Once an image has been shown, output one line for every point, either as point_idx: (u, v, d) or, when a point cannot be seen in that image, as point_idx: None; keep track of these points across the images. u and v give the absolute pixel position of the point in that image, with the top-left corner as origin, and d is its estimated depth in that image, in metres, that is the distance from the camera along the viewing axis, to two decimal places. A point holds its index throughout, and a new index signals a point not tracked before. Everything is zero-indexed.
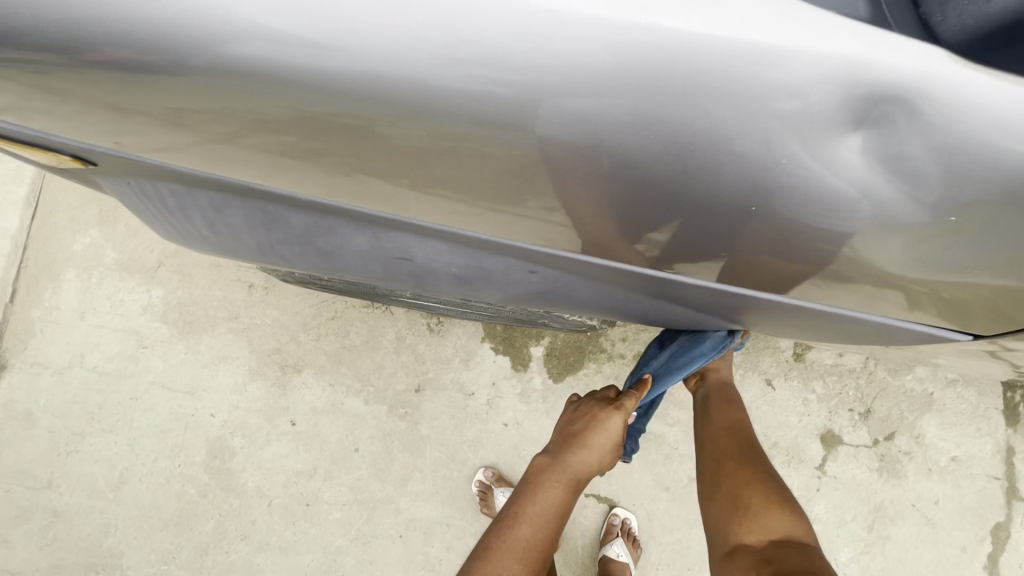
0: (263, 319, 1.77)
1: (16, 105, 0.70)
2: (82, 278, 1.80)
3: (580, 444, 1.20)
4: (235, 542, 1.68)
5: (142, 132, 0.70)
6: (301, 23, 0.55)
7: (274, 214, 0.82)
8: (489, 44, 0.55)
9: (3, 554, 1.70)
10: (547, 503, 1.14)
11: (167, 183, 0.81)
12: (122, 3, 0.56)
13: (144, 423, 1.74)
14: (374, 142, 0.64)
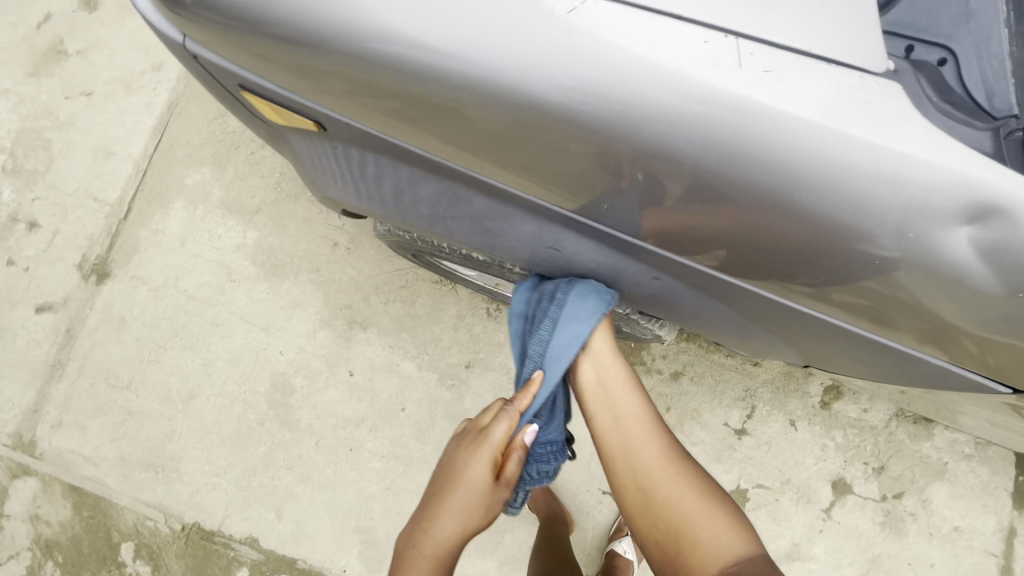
0: (340, 275, 1.94)
1: (298, 78, 0.86)
2: (187, 209, 1.99)
3: (455, 498, 1.10)
4: (281, 469, 1.85)
5: (394, 118, 0.86)
6: (579, 68, 0.71)
7: (463, 196, 0.98)
8: (716, 112, 0.71)
9: (78, 438, 1.90)
10: (428, 549, 1.08)
11: (383, 156, 0.97)
12: (443, 29, 0.72)
13: (220, 347, 1.92)
14: (593, 163, 0.79)
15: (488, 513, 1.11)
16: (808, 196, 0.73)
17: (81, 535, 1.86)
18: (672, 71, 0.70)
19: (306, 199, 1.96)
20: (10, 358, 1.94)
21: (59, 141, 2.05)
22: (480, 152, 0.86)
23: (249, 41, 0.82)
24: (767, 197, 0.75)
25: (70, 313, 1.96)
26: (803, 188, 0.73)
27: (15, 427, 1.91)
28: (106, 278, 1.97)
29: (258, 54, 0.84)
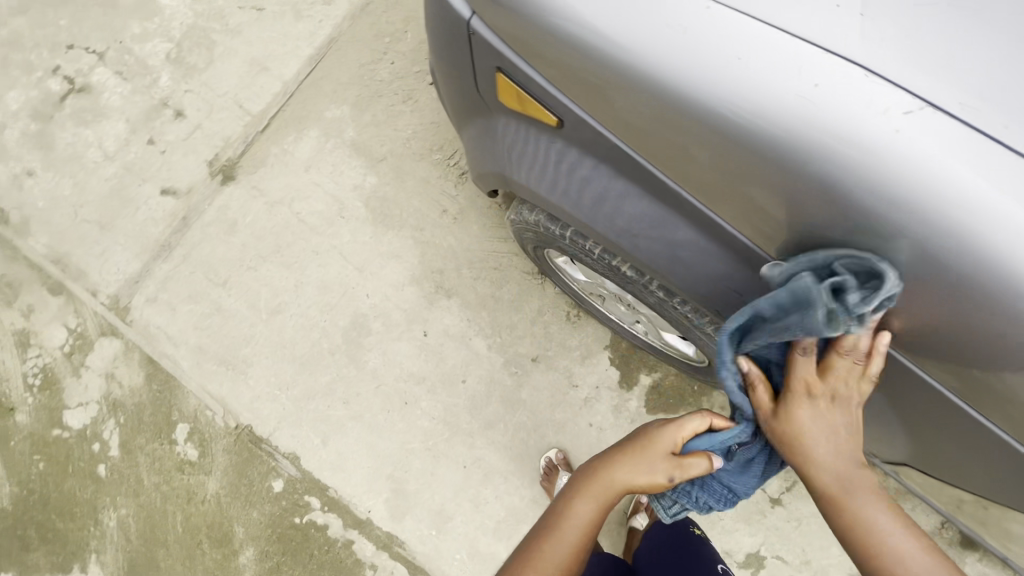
0: (441, 240, 2.02)
1: (569, 77, 0.97)
2: (319, 139, 2.10)
3: (622, 484, 1.00)
4: (338, 401, 1.96)
5: (644, 134, 0.95)
6: (861, 139, 0.76)
7: (669, 220, 1.05)
8: (993, 218, 0.71)
9: (166, 317, 2.03)
10: (575, 523, 1.00)
11: (607, 163, 1.06)
12: (736, 73, 0.81)
13: (314, 274, 2.02)
14: (828, 230, 0.84)
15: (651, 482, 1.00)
16: (897, 228, 0.76)
17: (145, 404, 1.99)
18: (767, 74, 0.79)
19: (429, 162, 2.05)
20: (127, 227, 2.09)
21: (223, 45, 2.19)
22: (616, 126, 0.98)
23: (542, 37, 0.95)
24: (862, 225, 0.79)
25: (190, 202, 2.09)
26: (940, 242, 0.74)
27: (115, 290, 2.05)
28: (230, 181, 2.09)
29: (543, 49, 0.97)
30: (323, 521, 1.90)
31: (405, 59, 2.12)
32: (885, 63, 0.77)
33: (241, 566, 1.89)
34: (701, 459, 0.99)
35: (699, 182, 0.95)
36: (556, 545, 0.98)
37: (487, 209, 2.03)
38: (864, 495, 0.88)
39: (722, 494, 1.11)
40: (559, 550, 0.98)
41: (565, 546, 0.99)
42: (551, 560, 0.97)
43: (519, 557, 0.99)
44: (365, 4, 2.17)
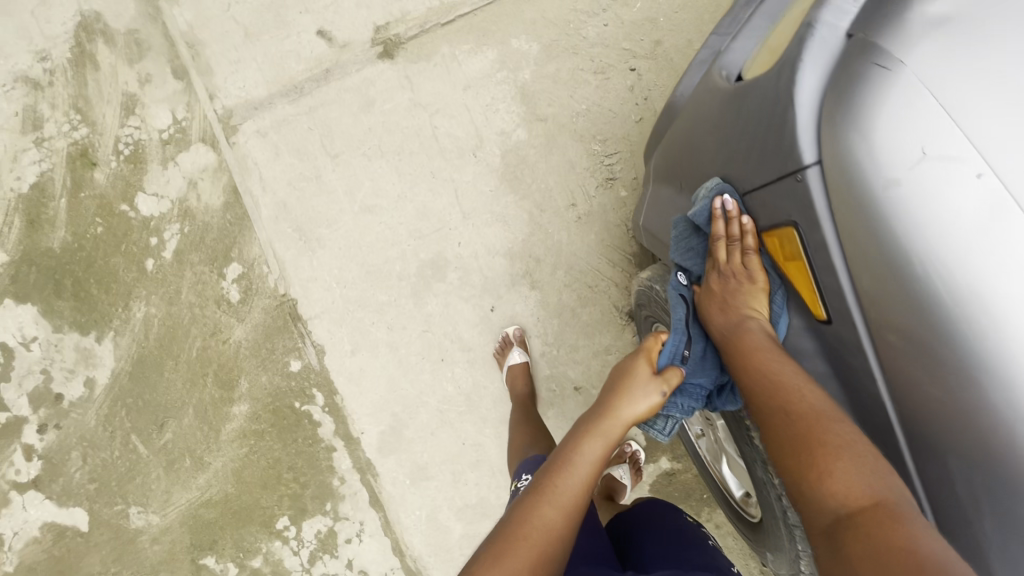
0: (554, 232, 1.90)
1: (888, 304, 0.87)
2: (493, 64, 1.91)
3: (613, 402, 1.32)
4: (383, 325, 1.94)
5: (928, 405, 0.87)
6: None
7: None
8: None
9: (267, 158, 1.95)
10: (583, 459, 1.25)
11: (851, 382, 0.99)
12: None
13: (421, 196, 1.92)
14: None
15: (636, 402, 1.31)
16: None
17: (213, 228, 1.97)
18: None
19: (586, 149, 1.88)
20: (271, 49, 1.96)
21: None
22: (898, 374, 0.90)
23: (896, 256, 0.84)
24: None
25: (340, 58, 1.94)
26: None
27: (232, 105, 1.96)
28: (387, 58, 1.93)
29: (883, 265, 0.86)
30: (319, 417, 1.96)
31: (620, 29, 1.88)
32: None
33: (232, 414, 1.97)
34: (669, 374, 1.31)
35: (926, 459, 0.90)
36: (570, 479, 1.21)
37: (613, 226, 1.89)
38: (765, 355, 1.08)
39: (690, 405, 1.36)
40: (574, 484, 1.21)
41: (577, 480, 1.21)
42: (568, 492, 1.19)
43: (541, 490, 1.19)
44: None
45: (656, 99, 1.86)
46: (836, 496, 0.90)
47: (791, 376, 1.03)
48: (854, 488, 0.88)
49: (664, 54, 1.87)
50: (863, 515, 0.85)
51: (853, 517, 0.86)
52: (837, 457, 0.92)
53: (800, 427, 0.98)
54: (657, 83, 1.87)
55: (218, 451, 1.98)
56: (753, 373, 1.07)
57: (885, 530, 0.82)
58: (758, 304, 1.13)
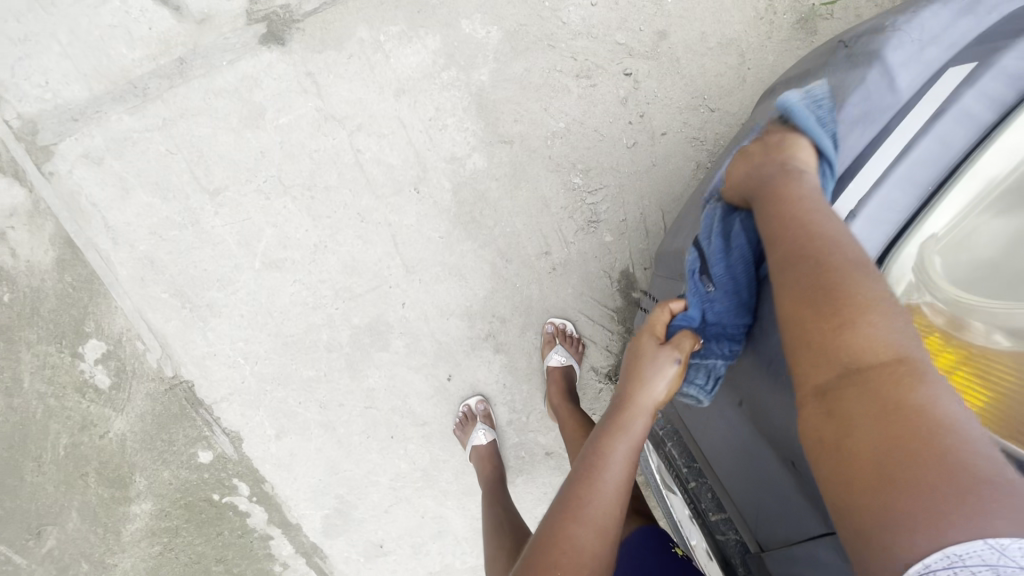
0: (522, 286, 1.53)
1: None
2: (436, 61, 1.35)
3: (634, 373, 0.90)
4: (312, 403, 1.56)
5: None
6: None
7: None
8: None
9: (110, 196, 1.35)
10: (611, 461, 0.83)
11: None
12: None
13: (347, 246, 1.44)
14: None
15: (660, 381, 0.88)
16: None
17: (48, 295, 1.40)
18: None
19: (563, 182, 1.45)
20: (83, 20, 1.26)
21: None
22: None
23: None
24: None
25: (201, 39, 1.29)
26: None
27: (37, 114, 1.29)
28: (275, 44, 1.31)
29: None
30: (246, 508, 1.64)
31: (609, 12, 1.37)
32: None
33: (131, 513, 1.60)
34: (680, 337, 0.87)
35: None
36: (592, 489, 0.80)
37: (594, 277, 1.54)
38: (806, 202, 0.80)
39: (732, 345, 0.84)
40: (605, 496, 0.79)
41: (603, 497, 0.79)
42: (599, 502, 0.79)
43: (559, 505, 0.79)
44: None
45: (655, 117, 1.42)
46: (871, 346, 0.63)
47: (826, 222, 0.76)
48: (880, 341, 0.63)
49: (666, 52, 1.39)
50: (874, 378, 0.61)
51: (866, 378, 0.61)
52: (871, 304, 0.65)
53: (820, 265, 0.71)
54: (656, 93, 1.41)
55: (121, 553, 1.62)
56: (778, 215, 0.80)
57: (911, 397, 0.58)
58: (807, 154, 0.87)
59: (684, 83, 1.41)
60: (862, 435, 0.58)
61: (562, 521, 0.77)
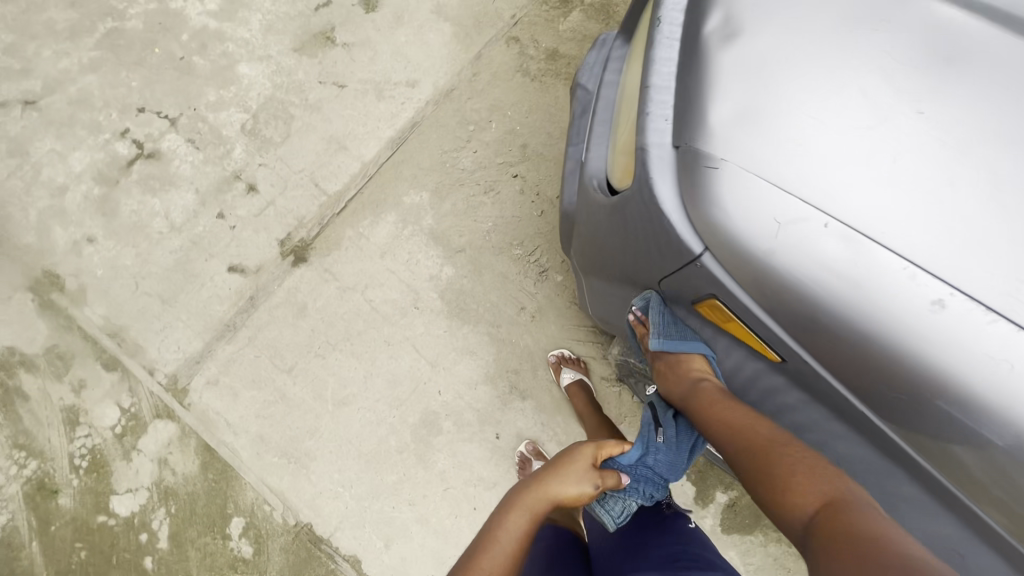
0: (517, 339, 1.98)
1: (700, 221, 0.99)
2: (397, 226, 2.06)
3: (555, 469, 1.13)
4: (403, 503, 1.88)
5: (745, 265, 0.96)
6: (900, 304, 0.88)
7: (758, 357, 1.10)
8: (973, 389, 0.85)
9: (227, 402, 1.94)
10: (508, 533, 1.02)
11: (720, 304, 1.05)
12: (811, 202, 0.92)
13: (385, 367, 1.96)
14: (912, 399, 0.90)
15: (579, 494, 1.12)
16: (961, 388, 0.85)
17: (199, 494, 1.89)
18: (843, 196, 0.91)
19: (509, 257, 2.02)
20: (190, 302, 2.01)
21: (301, 119, 2.14)
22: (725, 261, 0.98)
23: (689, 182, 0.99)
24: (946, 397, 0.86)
25: (258, 281, 2.03)
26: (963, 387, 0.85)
27: (174, 370, 1.97)
28: (301, 262, 2.03)
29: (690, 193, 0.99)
30: None
31: (487, 149, 2.10)
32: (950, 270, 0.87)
33: None
34: (609, 476, 1.16)
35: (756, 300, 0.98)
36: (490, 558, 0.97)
37: (565, 309, 1.99)
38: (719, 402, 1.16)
39: (655, 480, 1.24)
40: (489, 566, 0.96)
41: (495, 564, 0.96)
42: (484, 573, 0.95)
43: None
44: (450, 90, 2.15)
45: (547, 190, 2.05)
46: (806, 500, 0.92)
47: (744, 415, 1.10)
48: (815, 493, 0.92)
49: (533, 153, 2.09)
50: (828, 515, 0.87)
51: (825, 519, 0.87)
52: (802, 470, 0.96)
53: (759, 449, 1.03)
54: (540, 177, 2.07)
55: None
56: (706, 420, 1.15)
57: (848, 523, 0.84)
58: (700, 363, 1.22)
59: (554, 163, 2.07)
60: (864, 559, 0.77)
61: None
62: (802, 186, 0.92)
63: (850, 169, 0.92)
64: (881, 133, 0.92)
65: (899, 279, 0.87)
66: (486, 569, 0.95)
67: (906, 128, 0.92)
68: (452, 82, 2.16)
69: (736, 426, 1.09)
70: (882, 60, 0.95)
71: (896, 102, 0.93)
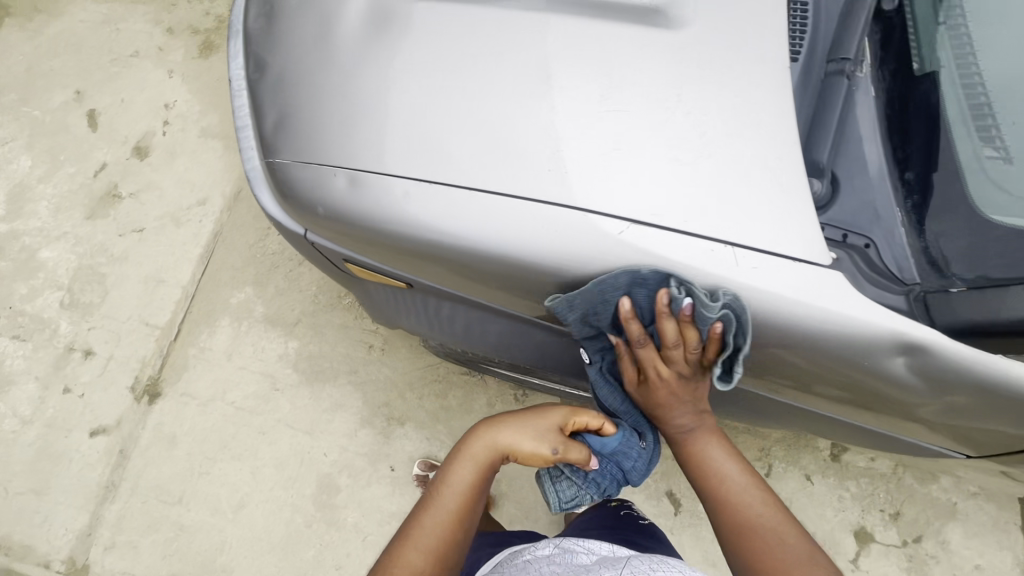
0: (376, 375, 2.10)
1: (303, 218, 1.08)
2: (234, 326, 2.17)
3: (511, 419, 1.12)
4: (330, 571, 1.91)
5: (347, 237, 1.05)
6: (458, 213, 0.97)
7: (434, 309, 1.16)
8: (539, 253, 0.95)
9: (130, 558, 1.95)
10: (456, 482, 1.09)
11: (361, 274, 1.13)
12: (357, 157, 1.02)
13: (267, 455, 2.03)
14: (512, 285, 1.01)
15: (538, 452, 1.09)
16: (531, 256, 0.96)
17: None
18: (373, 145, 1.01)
19: (342, 308, 2.17)
20: (64, 482, 2.04)
21: (113, 273, 2.26)
22: (332, 236, 1.06)
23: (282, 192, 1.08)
24: (524, 267, 0.97)
25: (122, 433, 2.07)
26: (527, 253, 0.96)
27: (69, 552, 1.96)
28: (156, 397, 2.11)
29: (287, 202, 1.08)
30: None
31: None
32: (474, 167, 0.97)
33: None
34: (570, 449, 1.09)
35: (370, 254, 1.06)
36: (438, 505, 1.06)
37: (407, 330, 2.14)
38: (708, 446, 1.14)
39: (619, 477, 1.16)
40: (431, 520, 1.04)
41: (439, 516, 1.05)
42: (429, 526, 1.03)
43: (400, 528, 1.05)
44: (238, 192, 2.34)
45: None
46: (768, 526, 1.04)
47: (738, 474, 1.11)
48: (752, 512, 1.06)
49: None
50: (771, 538, 1.02)
51: (764, 560, 1.00)
52: (764, 524, 1.04)
53: (726, 507, 1.08)
54: None
55: None
56: (694, 456, 1.14)
57: (781, 551, 1.00)
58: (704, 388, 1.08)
59: None
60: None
61: (398, 537, 1.03)
62: (341, 155, 1.03)
63: (369, 118, 1.03)
64: (378, 78, 1.04)
65: (392, 191, 0.99)
66: (420, 536, 1.01)
67: (378, 74, 1.04)
68: (237, 185, 2.35)
69: (713, 468, 1.12)
70: (365, 20, 1.09)
71: (357, 58, 1.06)
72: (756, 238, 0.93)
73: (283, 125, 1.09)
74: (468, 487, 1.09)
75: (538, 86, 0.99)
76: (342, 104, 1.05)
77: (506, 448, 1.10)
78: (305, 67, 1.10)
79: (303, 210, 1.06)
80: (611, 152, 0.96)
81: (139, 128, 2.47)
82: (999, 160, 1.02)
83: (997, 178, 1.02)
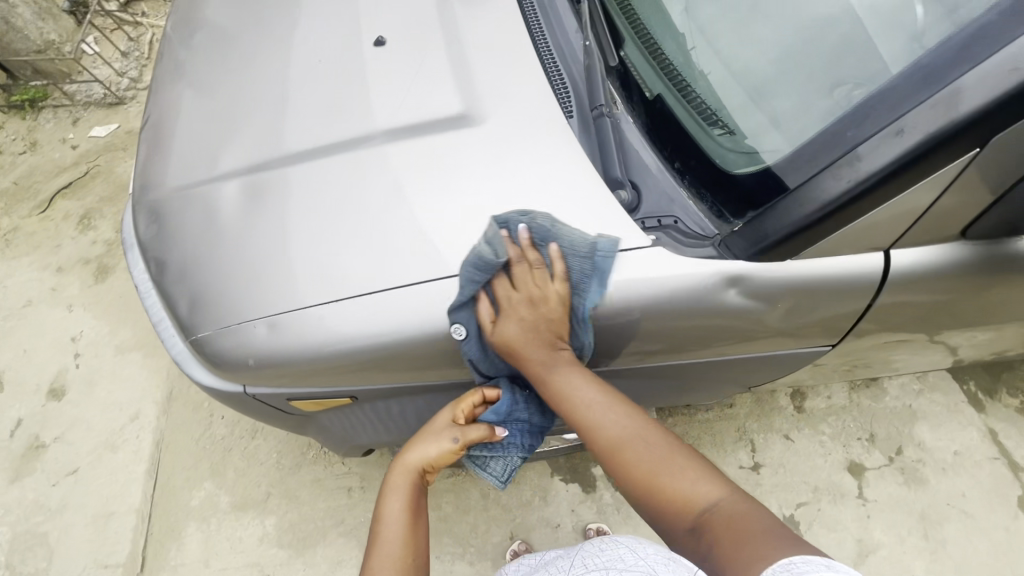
0: (365, 515, 2.04)
1: (240, 376, 1.17)
2: (202, 528, 2.06)
3: (420, 434, 1.16)
4: None
5: (279, 375, 1.15)
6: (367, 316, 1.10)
7: (387, 408, 1.27)
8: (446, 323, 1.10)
9: None
10: (393, 514, 1.09)
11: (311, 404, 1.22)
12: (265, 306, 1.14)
13: None
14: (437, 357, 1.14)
15: (448, 453, 1.13)
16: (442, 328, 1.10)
17: None
18: (275, 290, 1.14)
19: (309, 463, 2.14)
20: None
21: (55, 528, 2.10)
22: (271, 381, 1.16)
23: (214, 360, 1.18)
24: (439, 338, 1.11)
25: None
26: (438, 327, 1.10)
27: None
28: None
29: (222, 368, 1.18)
30: None
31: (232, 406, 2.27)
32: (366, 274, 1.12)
33: None
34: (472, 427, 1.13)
35: (307, 382, 1.16)
36: (387, 539, 1.06)
37: (381, 458, 2.13)
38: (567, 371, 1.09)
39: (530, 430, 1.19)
40: (388, 559, 1.03)
41: (394, 552, 1.04)
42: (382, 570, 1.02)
43: None
44: (170, 394, 2.32)
45: None
46: (629, 445, 1.05)
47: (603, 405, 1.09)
48: (626, 435, 1.06)
49: None
50: (641, 462, 1.03)
51: (643, 480, 1.02)
52: (640, 451, 1.04)
53: (609, 440, 1.06)
54: None
55: None
56: (558, 393, 1.07)
57: (654, 471, 1.02)
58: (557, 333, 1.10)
59: None
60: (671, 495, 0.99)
61: None
62: (251, 309, 1.15)
63: (264, 269, 1.16)
64: (261, 236, 1.20)
65: (301, 321, 1.11)
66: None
67: (262, 231, 1.20)
68: (168, 387, 2.34)
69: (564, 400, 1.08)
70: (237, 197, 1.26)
71: (238, 229, 1.22)
72: (601, 243, 1.13)
73: (193, 305, 1.21)
74: (407, 514, 1.10)
75: (396, 194, 1.19)
76: (239, 269, 1.18)
77: (418, 464, 1.12)
78: (198, 250, 1.24)
79: (237, 370, 1.16)
80: (467, 227, 1.15)
81: (49, 370, 2.42)
82: (729, 134, 1.20)
83: (729, 144, 1.19)
